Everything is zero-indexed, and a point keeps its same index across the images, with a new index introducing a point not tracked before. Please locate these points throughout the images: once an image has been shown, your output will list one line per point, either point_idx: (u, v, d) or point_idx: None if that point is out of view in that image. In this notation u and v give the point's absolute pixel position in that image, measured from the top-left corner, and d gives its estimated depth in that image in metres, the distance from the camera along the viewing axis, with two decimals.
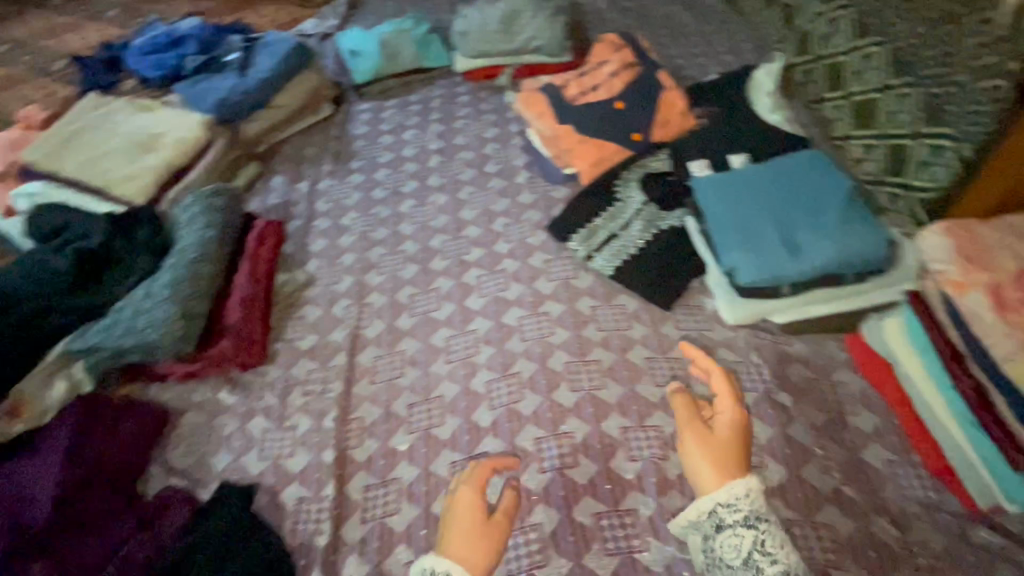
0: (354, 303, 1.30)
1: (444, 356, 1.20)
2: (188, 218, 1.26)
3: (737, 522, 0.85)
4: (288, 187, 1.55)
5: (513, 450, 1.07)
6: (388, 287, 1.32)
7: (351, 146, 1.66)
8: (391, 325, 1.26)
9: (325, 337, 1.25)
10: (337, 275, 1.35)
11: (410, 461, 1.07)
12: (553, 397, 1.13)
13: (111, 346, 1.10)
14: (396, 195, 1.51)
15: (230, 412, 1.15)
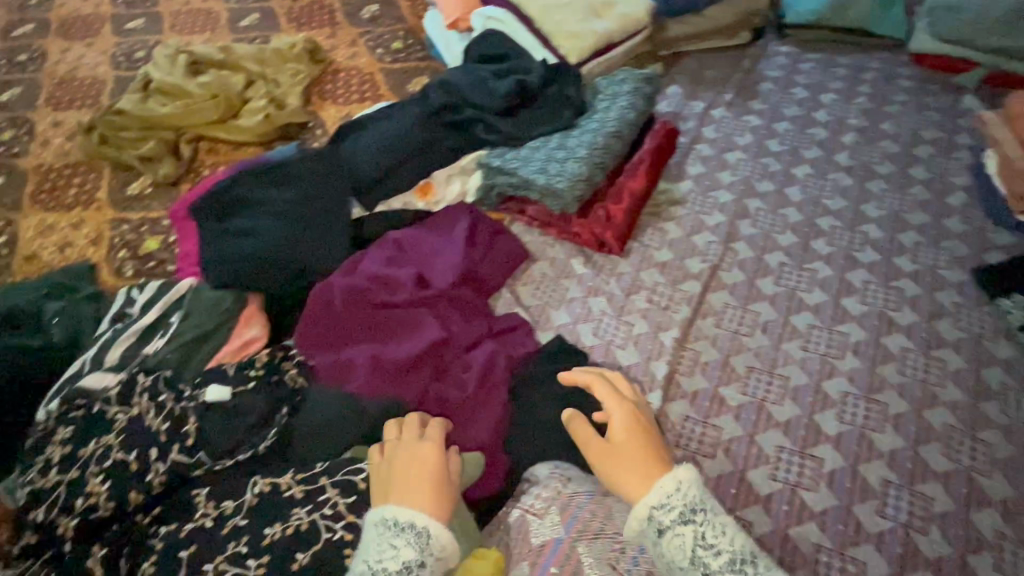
0: (698, 232, 1.25)
1: (804, 340, 1.07)
2: (615, 90, 1.31)
3: (674, 520, 0.73)
4: (684, 99, 1.52)
5: (818, 465, 0.93)
6: (758, 245, 1.22)
7: (760, 87, 1.54)
8: (724, 268, 1.19)
9: (681, 259, 1.21)
10: (709, 204, 1.30)
11: (672, 392, 1.02)
12: (869, 434, 0.96)
13: (521, 175, 1.21)
14: (786, 154, 1.38)
15: (549, 255, 1.24)
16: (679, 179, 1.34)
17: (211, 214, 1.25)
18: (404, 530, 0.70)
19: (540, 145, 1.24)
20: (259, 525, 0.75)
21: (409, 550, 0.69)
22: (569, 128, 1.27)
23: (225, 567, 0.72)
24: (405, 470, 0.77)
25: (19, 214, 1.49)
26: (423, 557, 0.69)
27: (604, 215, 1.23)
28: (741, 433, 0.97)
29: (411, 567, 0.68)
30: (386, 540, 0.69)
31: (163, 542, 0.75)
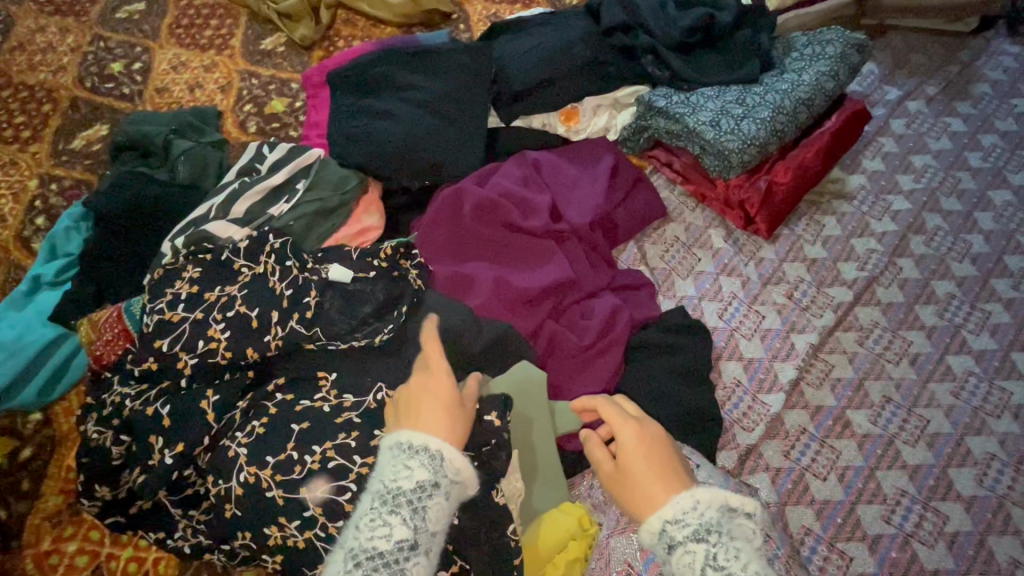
0: (859, 235, 1.11)
1: (958, 386, 0.95)
2: (815, 52, 1.13)
3: (686, 535, 0.58)
4: (879, 81, 1.31)
5: (940, 520, 0.84)
6: (928, 267, 1.07)
7: (972, 88, 1.31)
8: (878, 282, 1.05)
9: (834, 260, 1.08)
10: (880, 207, 1.14)
11: (791, 398, 0.94)
12: (1007, 505, 0.86)
13: (686, 123, 1.08)
14: (984, 174, 1.18)
15: (687, 218, 1.13)
16: (851, 172, 1.18)
17: (347, 86, 1.19)
18: (417, 452, 0.60)
19: (715, 94, 1.10)
20: (370, 428, 0.75)
21: (425, 471, 0.59)
22: (751, 83, 1.12)
23: (332, 455, 0.73)
24: (420, 396, 0.66)
25: (156, 43, 1.47)
26: (437, 479, 0.60)
27: (766, 187, 1.09)
28: (862, 464, 0.89)
29: (426, 488, 0.59)
30: (399, 462, 0.60)
31: (277, 408, 0.77)
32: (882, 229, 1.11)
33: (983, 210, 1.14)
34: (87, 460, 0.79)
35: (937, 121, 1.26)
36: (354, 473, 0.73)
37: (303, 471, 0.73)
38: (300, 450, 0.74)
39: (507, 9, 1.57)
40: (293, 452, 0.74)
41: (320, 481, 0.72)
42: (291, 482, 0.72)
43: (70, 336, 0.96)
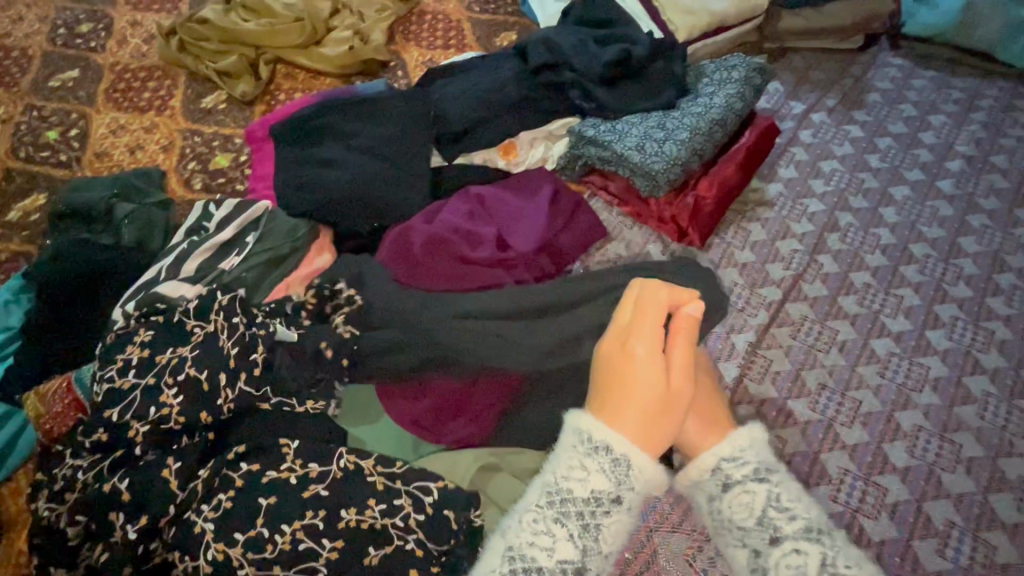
0: (782, 238, 1.21)
1: (883, 367, 1.04)
2: (723, 76, 1.25)
3: (743, 475, 0.67)
4: (784, 98, 1.45)
5: (881, 493, 0.91)
6: (846, 261, 1.17)
7: (865, 98, 1.46)
8: (803, 279, 1.15)
9: (763, 263, 1.17)
10: (798, 210, 1.25)
11: (737, 394, 1.00)
12: (937, 471, 0.93)
13: (616, 150, 1.16)
14: (884, 173, 1.32)
15: (626, 236, 1.21)
16: (770, 180, 1.29)
17: (291, 138, 1.22)
18: (598, 450, 0.65)
19: (639, 121, 1.19)
20: (336, 505, 0.76)
21: (602, 479, 0.64)
22: (671, 109, 1.22)
23: (301, 536, 0.74)
24: (622, 373, 0.70)
25: (93, 108, 1.47)
26: (619, 490, 0.64)
27: (693, 203, 1.18)
28: (806, 449, 0.95)
29: (604, 501, 0.64)
30: (576, 459, 0.66)
31: (244, 481, 0.77)
32: (802, 231, 1.22)
33: (887, 205, 1.26)
34: (42, 540, 0.77)
35: (838, 129, 1.40)
36: (324, 557, 0.73)
37: (274, 550, 0.73)
38: (270, 527, 0.74)
39: (443, 53, 1.65)
40: (262, 529, 0.74)
41: (288, 564, 0.73)
42: (261, 560, 0.72)
43: (14, 414, 0.93)
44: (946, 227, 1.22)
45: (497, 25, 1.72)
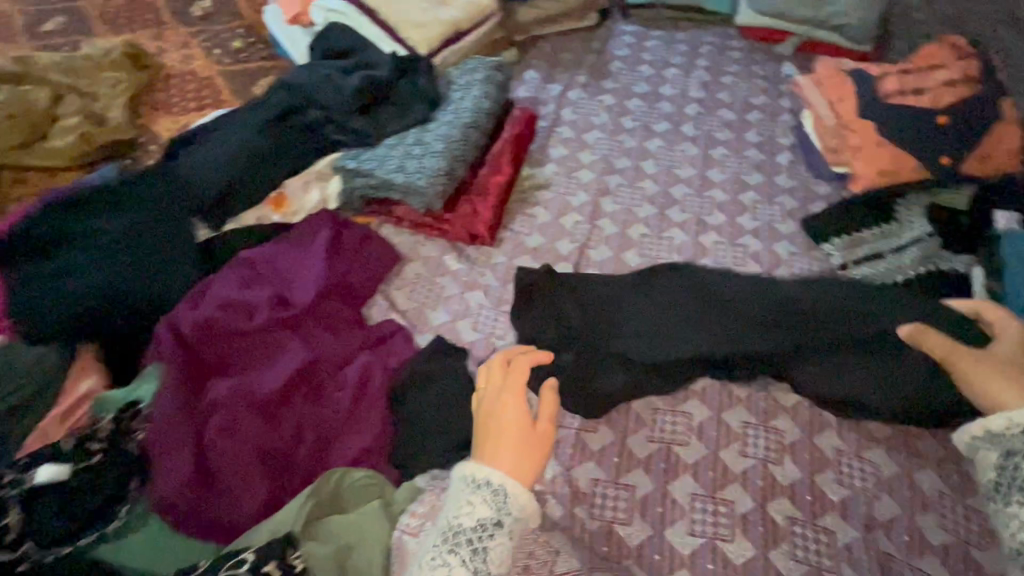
0: (563, 214, 1.29)
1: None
2: (468, 80, 1.29)
3: None
4: (541, 83, 1.55)
5: (687, 418, 1.00)
6: (621, 220, 1.28)
7: (610, 68, 1.61)
8: (587, 246, 1.23)
9: (551, 243, 1.24)
10: (573, 184, 1.34)
11: None
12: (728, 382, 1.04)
13: (379, 175, 1.16)
14: (638, 131, 1.45)
15: (420, 254, 1.22)
16: (543, 163, 1.37)
17: (17, 257, 1.06)
18: (481, 486, 0.73)
19: (396, 142, 1.20)
20: None
21: (486, 509, 0.72)
22: (425, 122, 1.24)
23: None
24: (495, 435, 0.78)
25: None
26: (500, 517, 0.72)
27: (470, 208, 1.22)
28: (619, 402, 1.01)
29: (488, 524, 0.71)
30: (464, 498, 0.73)
31: None
32: (578, 204, 1.31)
33: (645, 159, 1.39)
34: None
35: (593, 101, 1.52)
36: None
37: None
38: None
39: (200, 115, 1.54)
40: None
41: None
42: None
43: None
44: (694, 165, 1.38)
45: (254, 74, 1.64)
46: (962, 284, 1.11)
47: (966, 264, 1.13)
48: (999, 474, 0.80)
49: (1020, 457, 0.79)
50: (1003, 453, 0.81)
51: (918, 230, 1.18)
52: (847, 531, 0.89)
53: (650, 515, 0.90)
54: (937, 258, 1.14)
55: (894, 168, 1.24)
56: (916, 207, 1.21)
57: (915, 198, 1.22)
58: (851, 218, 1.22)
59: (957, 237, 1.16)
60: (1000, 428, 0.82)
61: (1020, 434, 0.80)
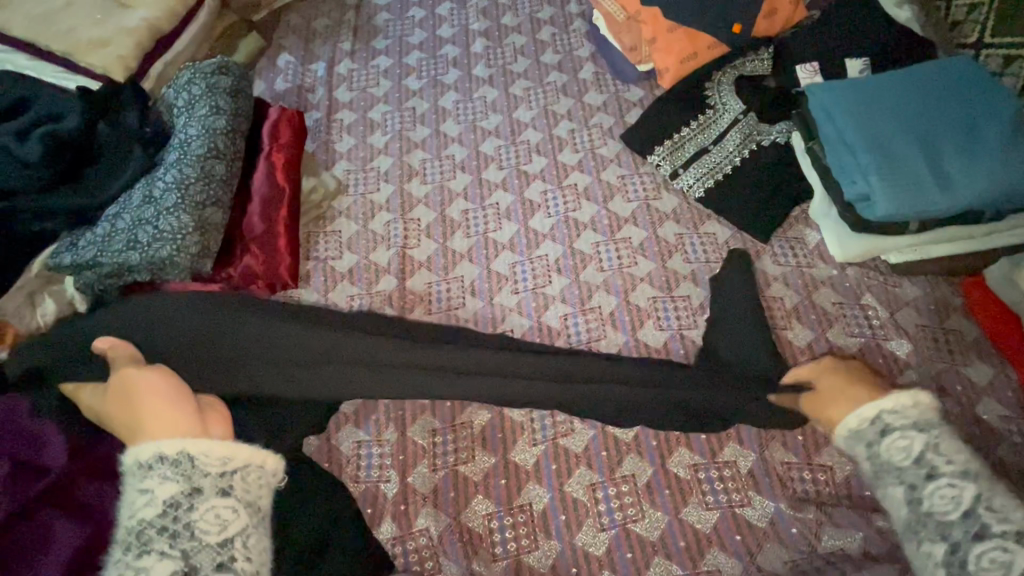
0: (372, 217, 1.09)
1: (514, 284, 1.01)
2: (187, 99, 1.01)
3: (906, 425, 0.70)
4: (301, 67, 1.29)
5: None
6: (437, 201, 1.11)
7: (377, 25, 1.37)
8: (407, 247, 1.06)
9: (366, 257, 1.05)
10: (373, 178, 1.14)
11: (413, 413, 0.90)
12: (594, 345, 0.95)
13: (109, 261, 0.89)
14: (428, 90, 1.26)
15: None
16: (332, 165, 1.16)
17: None
18: (154, 466, 0.62)
19: (118, 210, 0.92)
20: None
21: (173, 484, 0.61)
22: (150, 171, 0.96)
23: None
24: (143, 408, 0.68)
25: None
26: (194, 483, 0.62)
27: (249, 257, 0.99)
28: (491, 415, 0.90)
29: (182, 501, 0.60)
30: (138, 489, 0.62)
31: None
32: (386, 198, 1.11)
33: (445, 119, 1.21)
34: None
35: (369, 70, 1.29)
36: None
37: None
38: None
39: None
40: None
41: None
42: None
43: None
44: (501, 109, 1.22)
45: None
46: (785, 153, 1.07)
47: (783, 131, 1.08)
48: (889, 479, 0.69)
49: (880, 450, 0.70)
50: (868, 451, 0.71)
51: (730, 111, 1.11)
52: (748, 455, 0.85)
53: (554, 528, 0.81)
54: (755, 134, 1.08)
55: (691, 52, 1.15)
56: (723, 87, 1.14)
57: (719, 79, 1.14)
58: (666, 121, 1.13)
59: (767, 106, 1.10)
60: (875, 434, 0.71)
61: (886, 435, 0.70)
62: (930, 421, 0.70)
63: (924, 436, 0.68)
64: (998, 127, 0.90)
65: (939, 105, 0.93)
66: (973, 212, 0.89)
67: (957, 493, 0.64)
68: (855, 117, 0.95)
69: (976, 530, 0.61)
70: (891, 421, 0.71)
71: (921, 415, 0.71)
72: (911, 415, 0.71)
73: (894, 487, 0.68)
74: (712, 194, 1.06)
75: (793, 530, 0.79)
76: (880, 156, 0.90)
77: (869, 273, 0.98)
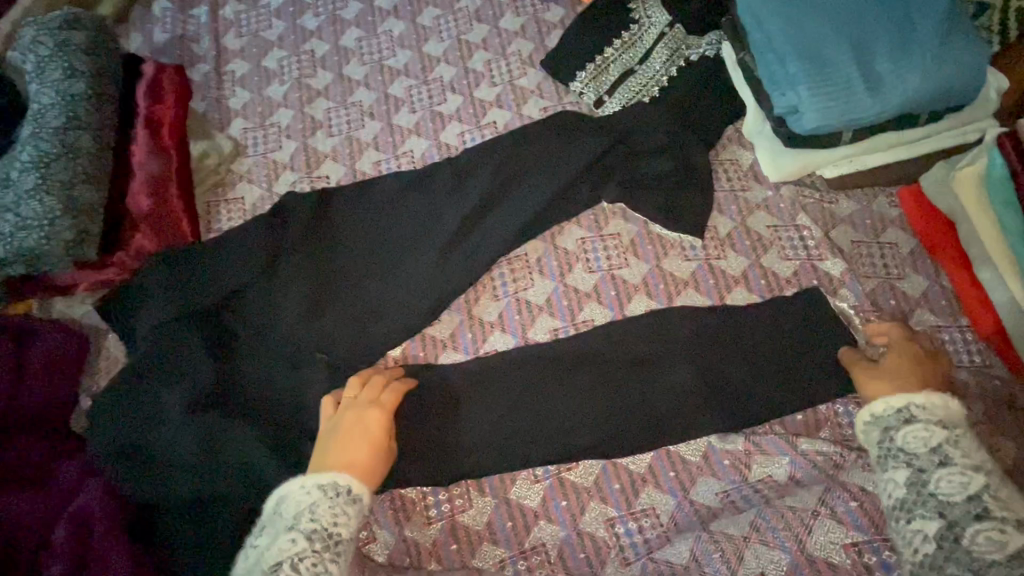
0: (278, 178, 1.00)
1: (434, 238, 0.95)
2: (34, 63, 0.88)
3: (927, 417, 0.64)
4: (179, 14, 1.14)
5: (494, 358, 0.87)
6: (346, 155, 1.01)
7: None
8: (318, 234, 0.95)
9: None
10: (273, 135, 1.04)
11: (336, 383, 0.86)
12: (522, 295, 0.90)
13: None
14: (327, 29, 1.12)
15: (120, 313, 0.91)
16: (227, 124, 1.05)
17: None
18: (354, 498, 0.66)
19: None
20: None
21: (350, 519, 0.65)
22: (5, 151, 0.85)
23: None
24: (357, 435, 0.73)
25: None
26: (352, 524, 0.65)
27: (142, 238, 0.90)
28: None
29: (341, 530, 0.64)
30: (327, 507, 0.64)
31: None
32: (289, 156, 1.02)
33: (349, 61, 1.09)
34: None
35: (259, 11, 1.15)
36: None
37: None
38: None
39: None
40: None
41: None
42: None
43: None
44: (409, 43, 1.09)
45: None
46: (715, 68, 0.99)
47: (712, 42, 0.99)
48: (893, 463, 0.63)
49: (898, 435, 0.64)
50: (884, 434, 0.66)
51: (656, 23, 1.01)
52: None
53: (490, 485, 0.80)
54: (684, 47, 0.99)
55: None
56: None
57: None
58: (587, 41, 1.02)
59: (696, 14, 1.00)
60: (897, 419, 0.65)
61: (910, 424, 0.64)
62: (956, 422, 0.64)
63: (947, 431, 0.62)
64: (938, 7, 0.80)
65: None
66: (908, 111, 0.82)
67: (965, 479, 0.58)
68: (784, 17, 0.84)
69: (977, 510, 0.56)
70: (918, 412, 0.64)
71: (949, 416, 0.64)
72: (938, 411, 0.64)
73: (897, 470, 0.62)
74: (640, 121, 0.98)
75: (724, 462, 0.78)
76: (809, 60, 0.82)
77: (804, 190, 0.94)
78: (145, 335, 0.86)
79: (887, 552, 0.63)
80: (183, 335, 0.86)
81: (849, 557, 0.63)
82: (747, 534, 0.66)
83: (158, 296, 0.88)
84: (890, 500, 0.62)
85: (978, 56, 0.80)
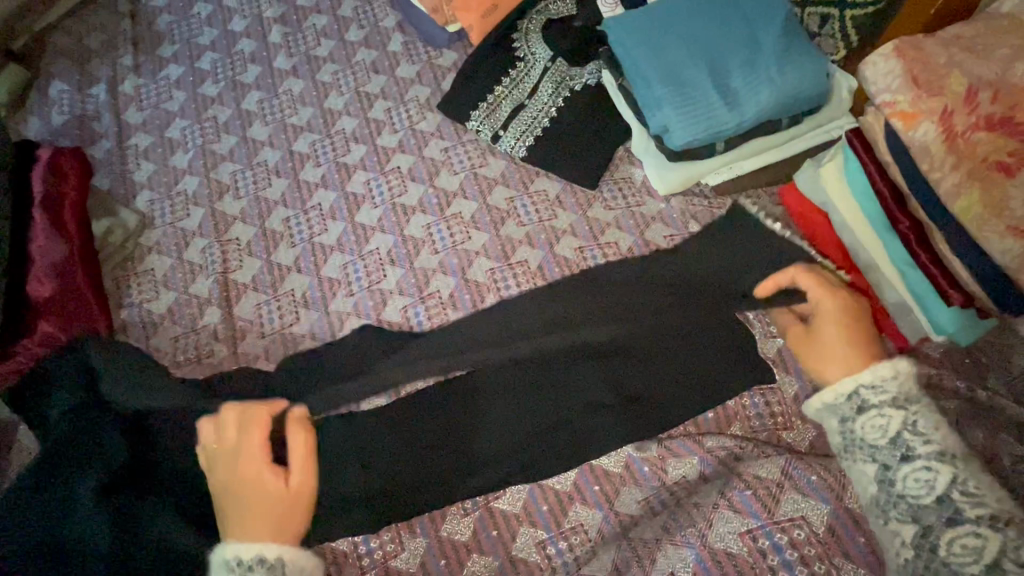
0: (188, 246, 1.01)
1: (347, 286, 0.97)
2: None
3: (884, 402, 0.66)
4: (78, 94, 1.15)
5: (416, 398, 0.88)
6: (255, 215, 1.03)
7: (159, 31, 1.23)
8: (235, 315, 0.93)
9: (185, 291, 0.98)
10: (179, 203, 1.04)
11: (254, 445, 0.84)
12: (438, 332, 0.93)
13: None
14: (228, 95, 1.14)
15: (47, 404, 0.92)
16: (132, 197, 1.05)
17: None
18: (252, 566, 0.66)
19: None
20: None
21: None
22: None
23: None
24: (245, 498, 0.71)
25: None
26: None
27: (46, 320, 0.89)
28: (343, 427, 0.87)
29: None
30: None
31: None
32: (197, 222, 1.03)
33: (252, 124, 1.11)
34: None
35: (159, 84, 1.16)
36: None
37: None
38: None
39: None
40: None
41: None
42: None
43: None
44: (310, 100, 1.13)
45: None
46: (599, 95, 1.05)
47: (593, 71, 1.06)
48: (894, 513, 0.61)
49: (897, 477, 0.63)
50: (880, 475, 0.64)
51: (541, 59, 1.07)
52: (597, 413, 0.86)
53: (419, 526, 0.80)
54: (568, 79, 1.06)
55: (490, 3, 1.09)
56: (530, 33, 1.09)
57: (524, 27, 1.09)
58: (478, 82, 1.07)
59: (575, 48, 1.07)
60: (894, 455, 0.64)
61: (909, 461, 0.63)
62: (911, 395, 0.67)
63: (905, 416, 0.65)
64: (780, 26, 0.88)
65: (727, 18, 0.89)
66: (766, 118, 0.89)
67: (932, 475, 0.61)
68: (646, 42, 0.91)
69: (949, 513, 0.58)
70: (914, 440, 0.63)
71: (906, 394, 0.67)
72: (891, 389, 0.67)
73: (904, 526, 0.60)
74: (535, 150, 1.03)
75: (645, 469, 0.80)
76: (670, 80, 0.88)
77: (694, 198, 1.00)
78: (55, 421, 0.84)
79: (779, 535, 0.66)
80: (96, 418, 0.83)
81: (744, 545, 0.66)
82: (660, 537, 0.69)
83: (70, 380, 0.87)
84: (900, 545, 0.60)
85: (821, 63, 0.88)
